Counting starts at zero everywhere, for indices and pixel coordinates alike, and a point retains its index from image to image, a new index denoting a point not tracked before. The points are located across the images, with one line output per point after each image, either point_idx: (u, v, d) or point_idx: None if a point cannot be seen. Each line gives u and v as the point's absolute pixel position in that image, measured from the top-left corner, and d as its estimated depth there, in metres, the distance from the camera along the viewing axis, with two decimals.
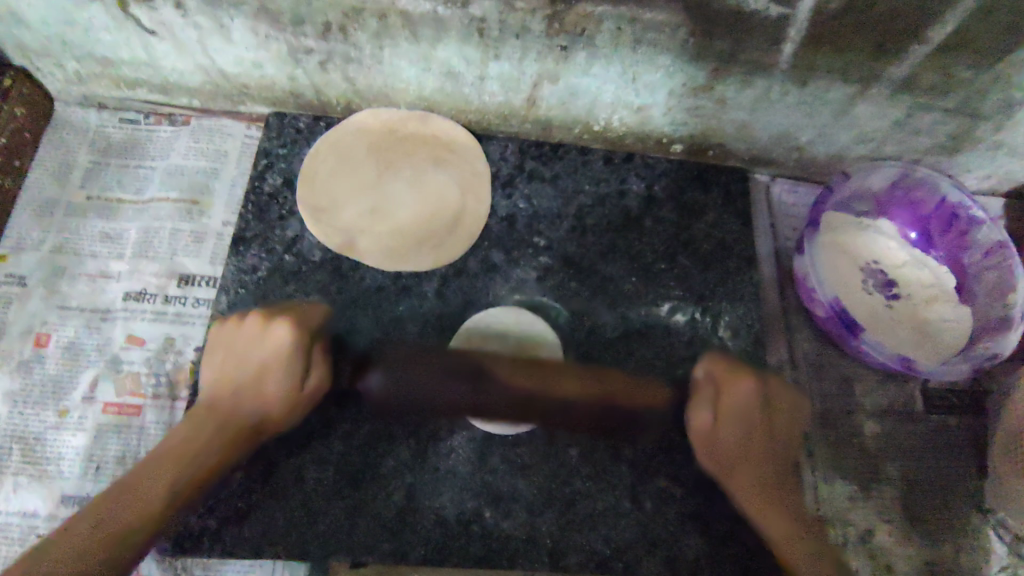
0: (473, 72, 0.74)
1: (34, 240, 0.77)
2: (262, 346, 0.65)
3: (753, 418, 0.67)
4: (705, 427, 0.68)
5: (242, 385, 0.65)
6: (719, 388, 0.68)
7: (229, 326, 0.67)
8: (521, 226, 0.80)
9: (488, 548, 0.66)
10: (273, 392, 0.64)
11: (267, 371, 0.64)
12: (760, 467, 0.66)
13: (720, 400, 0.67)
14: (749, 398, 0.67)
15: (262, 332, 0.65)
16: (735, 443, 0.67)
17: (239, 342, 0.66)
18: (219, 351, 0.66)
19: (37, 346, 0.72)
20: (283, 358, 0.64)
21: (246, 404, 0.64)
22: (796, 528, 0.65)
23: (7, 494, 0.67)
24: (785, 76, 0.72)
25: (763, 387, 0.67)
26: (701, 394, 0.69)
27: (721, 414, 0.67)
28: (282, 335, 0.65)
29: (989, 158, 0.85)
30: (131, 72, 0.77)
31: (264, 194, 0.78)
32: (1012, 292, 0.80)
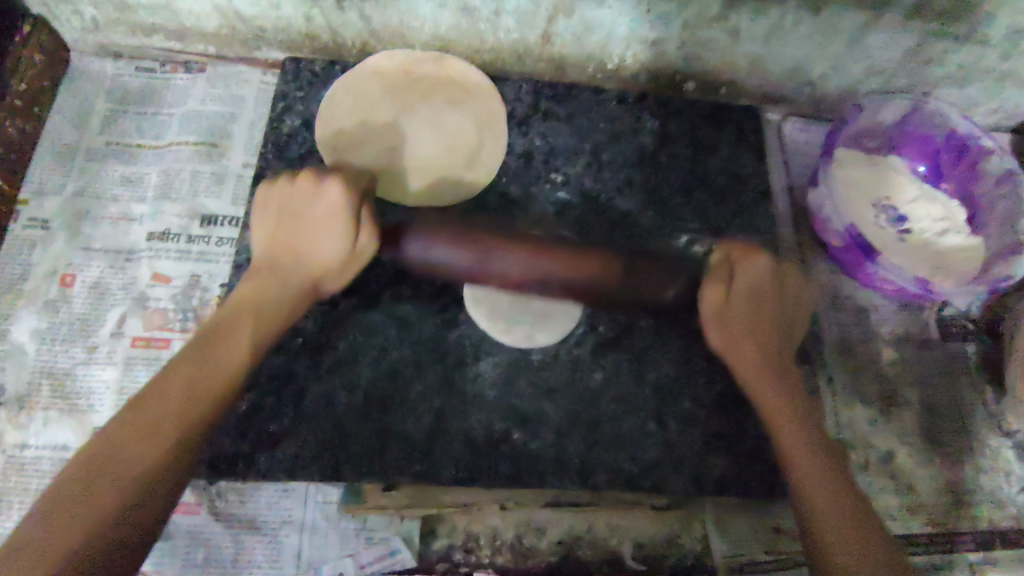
0: (489, 7, 0.75)
1: (55, 184, 0.77)
2: (316, 205, 0.61)
3: (762, 294, 0.66)
4: (715, 311, 0.66)
5: (300, 245, 0.62)
6: (731, 265, 0.67)
7: (281, 193, 0.63)
8: (538, 163, 0.81)
9: (518, 468, 0.67)
10: (328, 254, 0.61)
11: (319, 233, 0.61)
12: (768, 355, 0.65)
13: (734, 281, 0.66)
14: (762, 275, 0.66)
15: (315, 191, 0.62)
16: (745, 314, 0.65)
17: (293, 200, 0.63)
18: (273, 213, 0.64)
19: (63, 286, 0.73)
20: (336, 217, 0.61)
21: (303, 263, 0.62)
22: (785, 401, 0.63)
23: (39, 428, 0.67)
24: (798, 4, 0.73)
25: (777, 267, 0.67)
26: (715, 275, 0.66)
27: (735, 293, 0.66)
28: (335, 199, 0.61)
29: (997, 89, 0.86)
30: (148, 16, 0.78)
31: (283, 134, 0.78)
32: (1022, 219, 0.81)
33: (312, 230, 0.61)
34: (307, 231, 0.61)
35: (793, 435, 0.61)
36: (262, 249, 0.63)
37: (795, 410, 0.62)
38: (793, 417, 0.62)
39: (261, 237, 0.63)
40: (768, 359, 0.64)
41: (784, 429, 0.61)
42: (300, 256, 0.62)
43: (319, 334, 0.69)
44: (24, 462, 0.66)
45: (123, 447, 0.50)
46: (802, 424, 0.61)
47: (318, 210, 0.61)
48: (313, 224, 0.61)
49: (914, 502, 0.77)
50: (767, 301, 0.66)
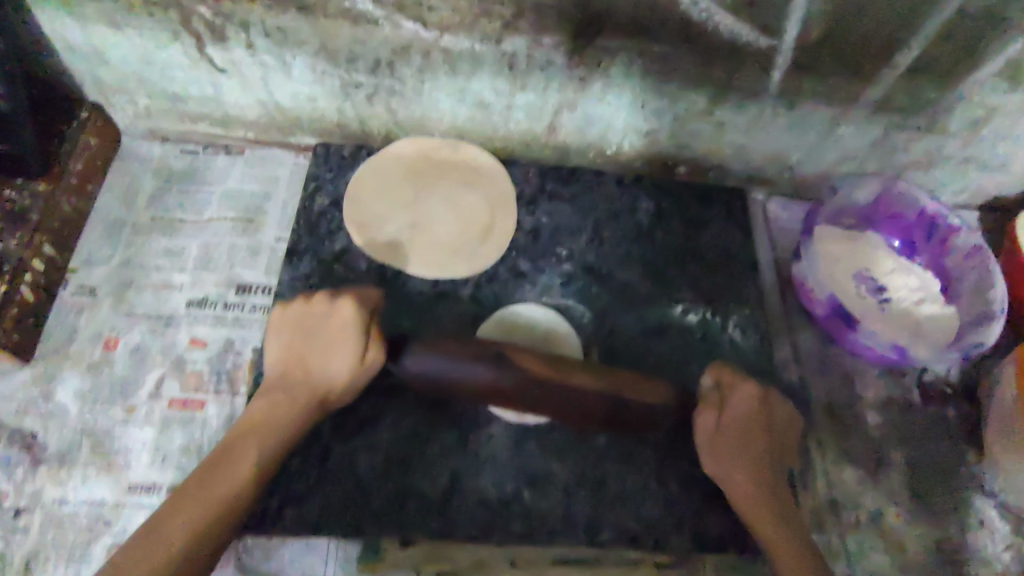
0: (502, 102, 0.84)
1: (102, 256, 0.84)
2: (330, 321, 0.70)
3: (752, 430, 0.71)
4: (711, 430, 0.72)
5: (313, 355, 0.70)
6: (723, 397, 0.72)
7: (300, 308, 0.72)
8: (545, 238, 0.89)
9: (528, 525, 0.71)
10: (337, 366, 0.69)
11: (333, 347, 0.70)
12: (757, 478, 0.70)
13: (725, 412, 0.72)
14: (749, 404, 0.72)
15: (331, 309, 0.70)
16: (733, 445, 0.71)
17: (308, 321, 0.72)
18: (289, 327, 0.72)
19: (106, 349, 0.78)
20: (346, 331, 0.69)
21: (315, 374, 0.70)
22: (794, 547, 0.66)
23: (76, 484, 0.72)
24: (775, 101, 0.82)
25: (766, 397, 0.72)
26: (710, 402, 0.72)
27: (726, 425, 0.71)
28: (348, 312, 0.69)
29: (961, 173, 0.95)
30: (196, 106, 0.87)
31: (314, 212, 0.86)
32: (990, 289, 0.87)
33: (324, 345, 0.70)
34: (319, 345, 0.70)
35: None
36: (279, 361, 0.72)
37: (813, 562, 0.64)
38: (817, 571, 0.64)
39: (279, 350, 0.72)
40: (758, 482, 0.70)
41: None
42: (308, 368, 0.71)
43: (343, 398, 0.75)
44: (61, 517, 0.71)
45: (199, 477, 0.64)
46: None
47: (332, 325, 0.70)
48: (324, 340, 0.70)
49: (903, 561, 0.81)
50: (755, 439, 0.71)
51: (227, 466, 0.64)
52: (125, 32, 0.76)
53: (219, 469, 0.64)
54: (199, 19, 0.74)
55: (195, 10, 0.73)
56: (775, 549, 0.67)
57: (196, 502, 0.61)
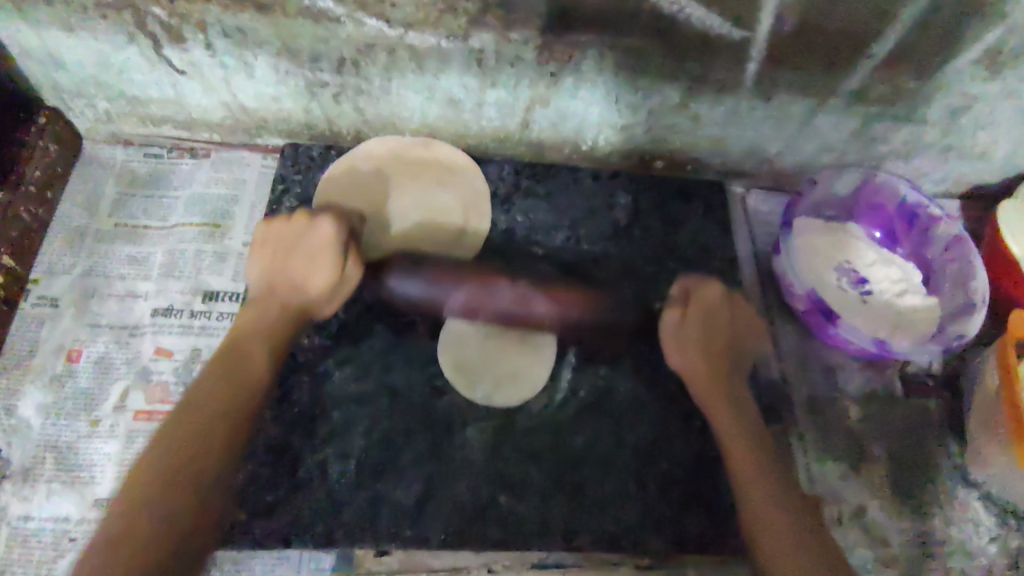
0: (472, 99, 0.82)
1: (64, 264, 0.82)
2: (309, 238, 0.71)
3: (717, 322, 0.75)
4: (674, 330, 0.75)
5: (296, 272, 0.71)
6: (690, 296, 0.76)
7: (282, 228, 0.72)
8: (520, 237, 0.87)
9: (506, 531, 0.69)
10: (317, 284, 0.70)
11: (313, 261, 0.70)
12: (719, 366, 0.74)
13: (691, 308, 0.75)
14: (718, 307, 0.75)
15: (310, 226, 0.71)
16: (700, 339, 0.74)
17: (286, 236, 0.72)
18: (272, 247, 0.72)
19: (69, 361, 0.76)
20: (328, 249, 0.70)
21: (300, 289, 0.71)
22: (742, 424, 0.70)
23: (40, 501, 0.70)
24: (751, 94, 0.81)
25: (728, 297, 0.76)
26: (675, 304, 0.75)
27: (691, 318, 0.74)
28: (326, 228, 0.71)
29: (942, 162, 0.94)
30: (159, 109, 0.85)
31: (282, 215, 0.84)
32: (972, 280, 0.86)
33: (305, 261, 0.70)
34: (301, 263, 0.70)
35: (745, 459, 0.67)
36: (263, 282, 0.72)
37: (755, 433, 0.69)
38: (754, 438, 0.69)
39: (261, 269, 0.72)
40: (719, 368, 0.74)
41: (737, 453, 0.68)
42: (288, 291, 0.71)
43: (314, 406, 0.73)
44: (25, 535, 0.69)
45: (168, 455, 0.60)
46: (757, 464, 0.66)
47: (309, 243, 0.71)
48: (302, 260, 0.70)
49: (887, 556, 0.80)
50: (719, 337, 0.74)
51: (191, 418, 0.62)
52: (79, 35, 0.73)
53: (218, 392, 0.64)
54: (154, 21, 0.71)
55: (150, 11, 0.70)
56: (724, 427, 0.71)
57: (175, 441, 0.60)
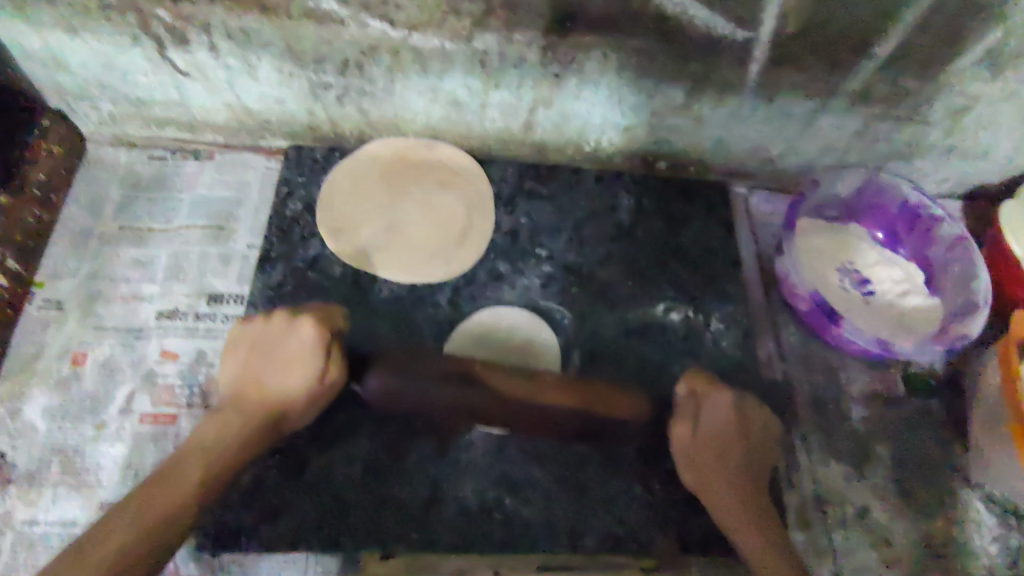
0: (476, 101, 0.82)
1: (69, 267, 0.82)
2: (288, 341, 0.68)
3: (728, 439, 0.70)
4: (687, 440, 0.70)
5: (273, 373, 0.67)
6: (698, 404, 0.71)
7: (260, 327, 0.69)
8: (524, 239, 0.87)
9: (511, 533, 0.70)
10: (295, 387, 0.67)
11: (290, 365, 0.67)
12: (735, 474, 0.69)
13: (699, 422, 0.70)
14: (724, 408, 0.71)
15: (290, 327, 0.69)
16: (711, 453, 0.70)
17: (267, 336, 0.69)
18: (250, 344, 0.69)
19: (74, 365, 0.76)
20: (306, 357, 0.67)
21: (273, 397, 0.67)
22: (771, 547, 0.64)
23: (47, 505, 0.70)
24: (754, 94, 0.81)
25: (739, 402, 0.71)
26: (683, 412, 0.71)
27: (701, 433, 0.70)
28: (308, 336, 0.67)
29: (944, 162, 0.94)
30: (162, 112, 0.85)
31: (286, 217, 0.84)
32: (973, 281, 0.86)
33: (283, 365, 0.68)
34: (279, 366, 0.68)
35: None
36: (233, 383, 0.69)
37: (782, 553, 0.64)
38: (787, 561, 0.63)
39: (233, 369, 0.69)
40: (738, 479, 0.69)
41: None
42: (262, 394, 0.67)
43: (319, 408, 0.74)
44: (32, 539, 0.69)
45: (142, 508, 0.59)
46: None
47: (289, 348, 0.68)
48: (281, 362, 0.68)
49: (890, 556, 0.80)
50: (732, 445, 0.70)
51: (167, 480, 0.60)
52: (83, 37, 0.73)
53: (169, 469, 0.61)
54: (158, 23, 0.71)
55: (153, 13, 0.70)
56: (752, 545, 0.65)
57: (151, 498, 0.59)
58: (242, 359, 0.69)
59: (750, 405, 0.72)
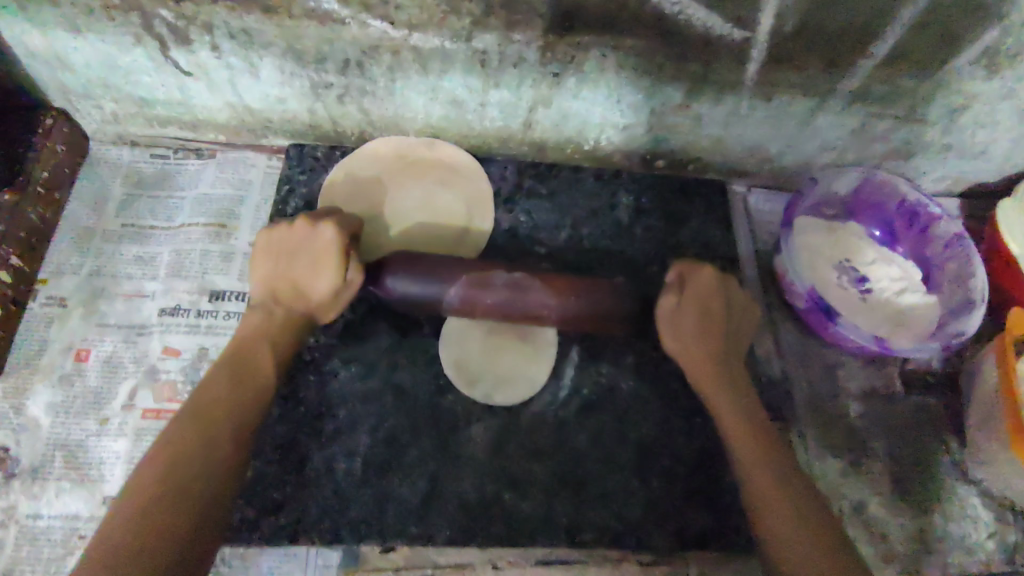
0: (475, 100, 0.83)
1: (72, 265, 0.83)
2: (309, 245, 0.67)
3: (711, 311, 0.71)
4: (669, 313, 0.71)
5: (303, 279, 0.67)
6: (684, 282, 0.71)
7: (279, 234, 0.68)
8: (523, 236, 0.88)
9: (510, 528, 0.70)
10: (320, 292, 0.67)
11: (318, 265, 0.66)
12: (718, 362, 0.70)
13: (685, 295, 0.71)
14: (711, 288, 0.71)
15: (312, 230, 0.67)
16: (695, 329, 0.70)
17: (287, 240, 0.68)
18: (274, 252, 0.68)
19: (78, 361, 0.77)
20: (330, 254, 0.66)
21: (304, 296, 0.68)
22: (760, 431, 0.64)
23: (50, 499, 0.71)
24: (751, 93, 0.81)
25: (722, 281, 0.72)
26: (669, 288, 0.71)
27: (686, 304, 0.70)
28: (330, 236, 0.66)
29: (941, 161, 0.94)
30: (165, 111, 0.86)
31: (288, 215, 0.85)
32: (971, 278, 0.87)
33: (308, 268, 0.67)
34: (307, 266, 0.67)
35: (757, 463, 0.62)
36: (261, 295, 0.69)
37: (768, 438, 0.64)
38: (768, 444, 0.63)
39: (262, 276, 0.68)
40: (714, 348, 0.70)
41: (750, 460, 0.62)
42: (291, 296, 0.68)
43: (320, 404, 0.74)
44: (35, 533, 0.69)
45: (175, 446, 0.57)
46: (774, 474, 0.60)
47: (312, 251, 0.67)
48: (308, 265, 0.67)
49: (888, 551, 0.80)
50: (716, 326, 0.71)
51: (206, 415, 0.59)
52: (87, 37, 0.74)
53: (217, 385, 0.62)
54: (161, 22, 0.72)
55: (156, 13, 0.71)
56: (737, 430, 0.65)
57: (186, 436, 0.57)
58: (268, 267, 0.68)
59: (735, 291, 0.73)
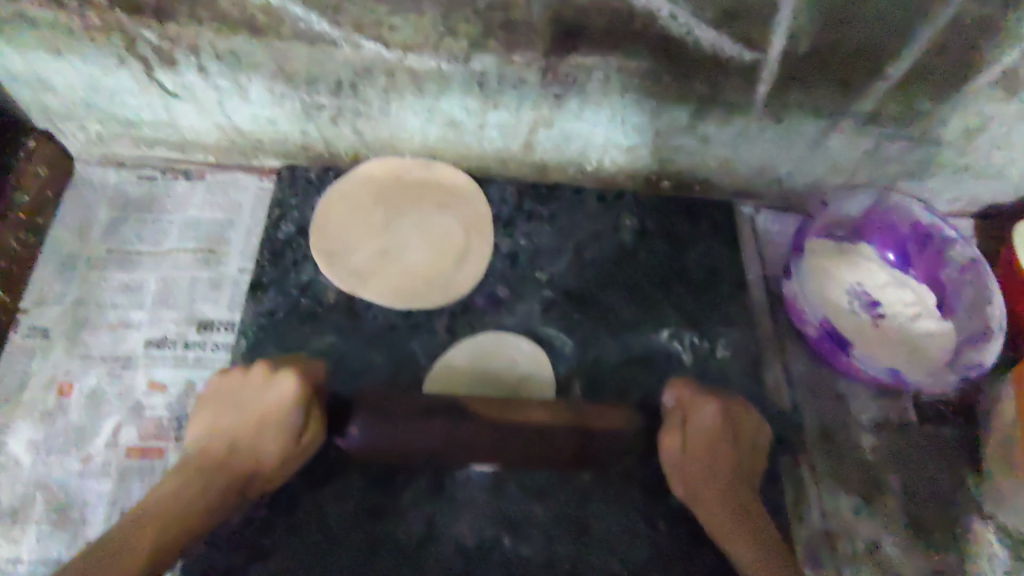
0: (474, 122, 0.80)
1: (56, 293, 0.80)
2: (263, 397, 0.65)
3: (718, 445, 0.68)
4: (676, 462, 0.69)
5: (241, 430, 0.64)
6: (685, 419, 0.70)
7: (232, 384, 0.66)
8: (523, 262, 0.85)
9: (508, 574, 0.67)
10: (273, 442, 0.64)
11: (264, 424, 0.64)
12: (726, 493, 0.67)
13: (687, 431, 0.69)
14: (714, 417, 0.69)
15: (266, 383, 0.65)
16: (703, 459, 0.68)
17: (240, 389, 0.66)
18: (224, 400, 0.66)
19: (60, 396, 0.74)
20: (283, 413, 0.64)
21: (252, 461, 0.64)
22: None
23: (30, 543, 0.68)
24: (761, 115, 0.78)
25: (727, 413, 0.70)
26: (670, 425, 0.70)
27: (688, 445, 0.69)
28: (286, 388, 0.64)
29: (957, 182, 0.91)
30: (151, 132, 0.82)
31: (279, 241, 0.82)
32: (987, 305, 0.83)
33: (257, 423, 0.64)
34: (253, 426, 0.64)
35: None
36: (199, 445, 0.65)
37: None
38: None
39: (204, 427, 0.66)
40: (728, 498, 0.66)
41: None
42: (243, 446, 0.64)
43: None
44: None
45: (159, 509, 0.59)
46: None
47: (266, 406, 0.64)
48: (261, 418, 0.64)
49: None
50: (721, 446, 0.68)
51: (186, 493, 0.60)
52: (68, 58, 0.71)
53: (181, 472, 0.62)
54: (144, 44, 0.69)
55: (139, 33, 0.67)
56: None
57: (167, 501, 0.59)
58: (211, 419, 0.66)
59: (741, 416, 0.71)
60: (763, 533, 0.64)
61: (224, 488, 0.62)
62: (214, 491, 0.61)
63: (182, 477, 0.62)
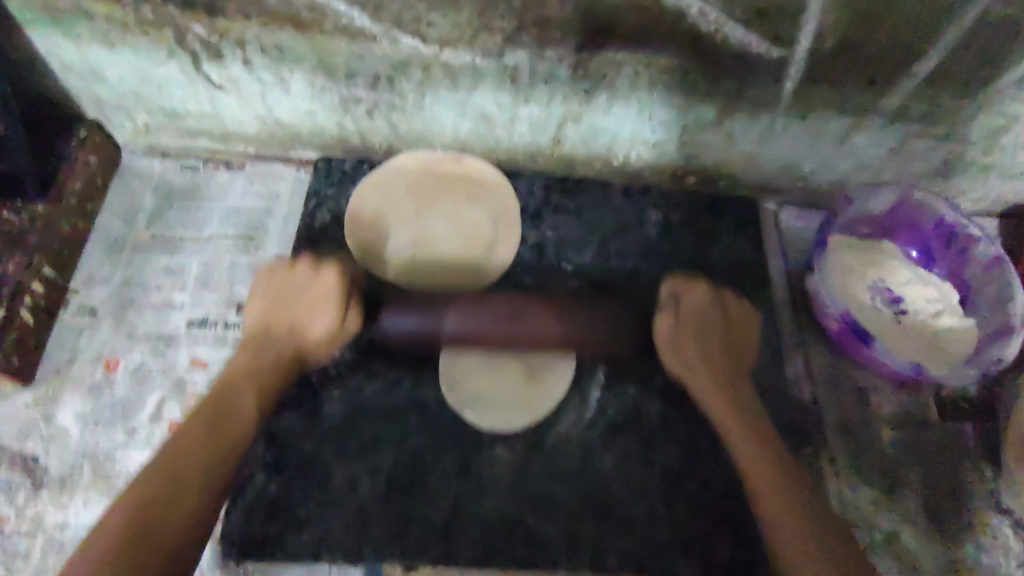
0: (505, 115, 0.82)
1: (103, 275, 0.84)
2: (312, 288, 0.73)
3: (707, 328, 0.74)
4: (670, 340, 0.73)
5: (295, 322, 0.72)
6: (677, 299, 0.75)
7: (279, 277, 0.74)
8: (550, 253, 0.87)
9: (532, 550, 0.69)
10: (320, 329, 0.72)
11: (317, 307, 0.72)
12: (723, 381, 0.71)
13: (680, 314, 0.74)
14: (710, 308, 0.75)
15: (313, 279, 0.74)
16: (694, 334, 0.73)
17: (288, 284, 0.74)
18: (274, 293, 0.73)
19: (107, 370, 0.78)
20: (328, 296, 0.72)
21: (300, 335, 0.72)
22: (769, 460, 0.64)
23: (77, 509, 0.71)
24: (786, 111, 0.80)
25: (722, 312, 0.76)
26: (665, 309, 0.74)
27: (683, 323, 0.74)
28: (331, 278, 0.73)
29: (983, 181, 0.91)
30: (196, 122, 0.86)
31: (315, 230, 0.85)
32: (1010, 303, 0.83)
33: (305, 305, 0.72)
34: (303, 305, 0.72)
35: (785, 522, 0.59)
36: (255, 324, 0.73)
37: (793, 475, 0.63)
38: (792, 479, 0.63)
39: (257, 313, 0.73)
40: (722, 377, 0.72)
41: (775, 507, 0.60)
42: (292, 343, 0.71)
43: (344, 421, 0.74)
44: (63, 542, 0.70)
45: (182, 462, 0.59)
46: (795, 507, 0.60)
47: (316, 291, 0.73)
48: (303, 319, 0.72)
49: None
50: (716, 335, 0.74)
51: (221, 414, 0.64)
52: (121, 51, 0.75)
53: (206, 414, 0.64)
54: (194, 38, 0.73)
55: (190, 28, 0.71)
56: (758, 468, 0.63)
57: (193, 447, 0.61)
58: (263, 310, 0.73)
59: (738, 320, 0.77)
60: (758, 419, 0.69)
61: (273, 369, 0.70)
62: (274, 371, 0.70)
63: (131, 501, 0.56)
